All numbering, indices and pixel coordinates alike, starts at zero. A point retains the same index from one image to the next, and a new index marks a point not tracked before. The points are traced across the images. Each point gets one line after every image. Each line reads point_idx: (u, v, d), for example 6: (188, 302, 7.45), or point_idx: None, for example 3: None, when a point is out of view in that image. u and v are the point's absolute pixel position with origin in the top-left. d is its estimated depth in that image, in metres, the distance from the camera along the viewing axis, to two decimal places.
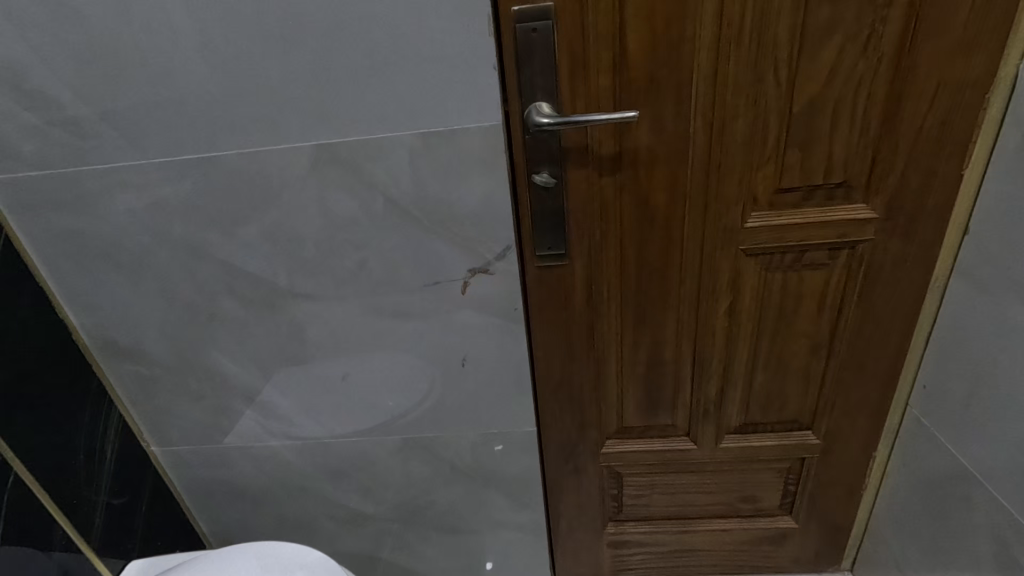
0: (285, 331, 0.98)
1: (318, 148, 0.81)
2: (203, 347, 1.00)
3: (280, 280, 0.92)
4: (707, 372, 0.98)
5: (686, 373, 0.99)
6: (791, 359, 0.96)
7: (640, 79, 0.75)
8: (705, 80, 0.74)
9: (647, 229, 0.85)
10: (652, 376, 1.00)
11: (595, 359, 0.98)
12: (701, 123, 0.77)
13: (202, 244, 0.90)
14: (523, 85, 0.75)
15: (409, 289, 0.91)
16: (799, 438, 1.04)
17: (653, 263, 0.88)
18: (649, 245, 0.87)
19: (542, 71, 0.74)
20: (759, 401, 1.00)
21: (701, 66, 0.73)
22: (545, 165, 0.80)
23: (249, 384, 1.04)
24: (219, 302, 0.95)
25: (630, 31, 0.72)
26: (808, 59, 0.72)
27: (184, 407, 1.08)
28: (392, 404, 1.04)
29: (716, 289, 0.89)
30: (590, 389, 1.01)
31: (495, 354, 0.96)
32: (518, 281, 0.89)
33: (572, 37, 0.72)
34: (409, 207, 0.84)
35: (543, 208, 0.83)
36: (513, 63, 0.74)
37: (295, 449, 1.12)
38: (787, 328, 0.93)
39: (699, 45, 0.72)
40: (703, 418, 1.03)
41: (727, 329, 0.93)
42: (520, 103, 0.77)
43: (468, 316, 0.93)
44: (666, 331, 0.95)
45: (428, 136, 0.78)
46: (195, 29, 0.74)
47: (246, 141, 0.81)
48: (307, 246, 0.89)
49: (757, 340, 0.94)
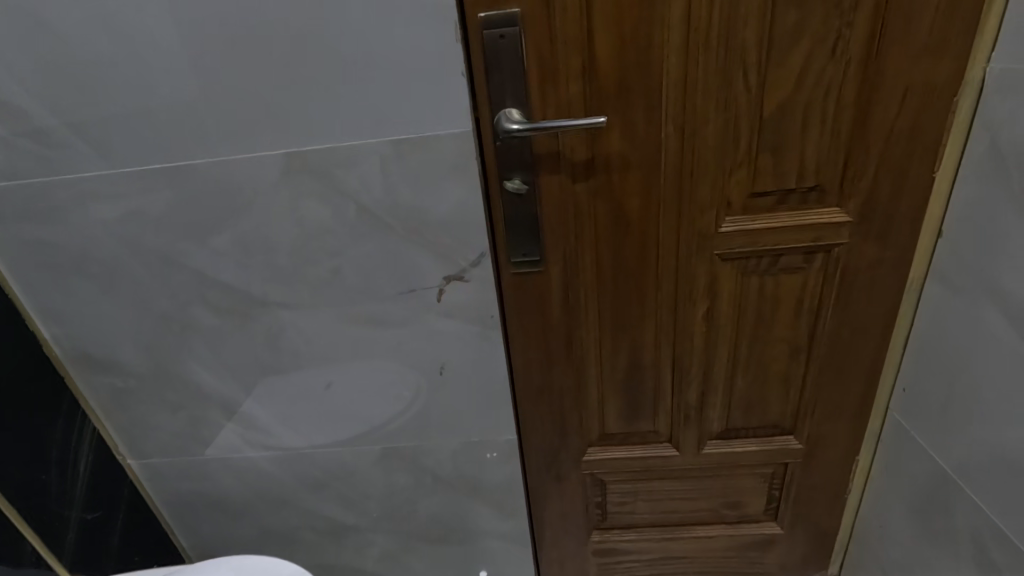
0: (260, 341, 0.97)
1: (288, 156, 0.80)
2: (177, 358, 0.99)
3: (254, 289, 0.91)
4: (687, 377, 0.97)
5: (666, 378, 0.98)
6: (770, 364, 0.95)
7: (609, 86, 0.74)
8: (675, 86, 0.74)
9: (622, 235, 0.85)
10: (633, 382, 0.99)
11: (574, 366, 0.97)
12: (672, 128, 0.77)
13: (175, 254, 0.89)
14: (492, 92, 0.75)
15: (385, 298, 0.91)
16: (781, 443, 1.03)
17: (629, 269, 0.88)
18: (625, 250, 0.86)
19: (510, 76, 0.74)
20: (739, 406, 1.00)
21: (670, 71, 0.73)
22: (517, 171, 0.79)
23: (226, 394, 1.03)
24: (193, 312, 0.94)
25: (598, 37, 0.72)
26: (776, 64, 0.72)
27: (160, 418, 1.06)
28: (371, 413, 1.03)
29: (693, 293, 0.89)
30: (570, 396, 1.00)
31: (473, 362, 0.96)
32: (493, 288, 0.88)
33: (540, 43, 0.72)
34: (382, 215, 0.83)
35: (516, 215, 0.83)
36: (481, 69, 0.74)
37: (274, 460, 1.11)
38: (766, 332, 0.92)
39: (667, 50, 0.72)
40: (684, 425, 1.02)
41: (706, 334, 0.93)
42: (490, 109, 0.76)
43: (445, 324, 0.92)
44: (645, 337, 0.94)
45: (398, 143, 0.77)
46: (162, 39, 0.74)
47: (216, 150, 0.81)
48: (280, 254, 0.88)
49: (736, 344, 0.94)
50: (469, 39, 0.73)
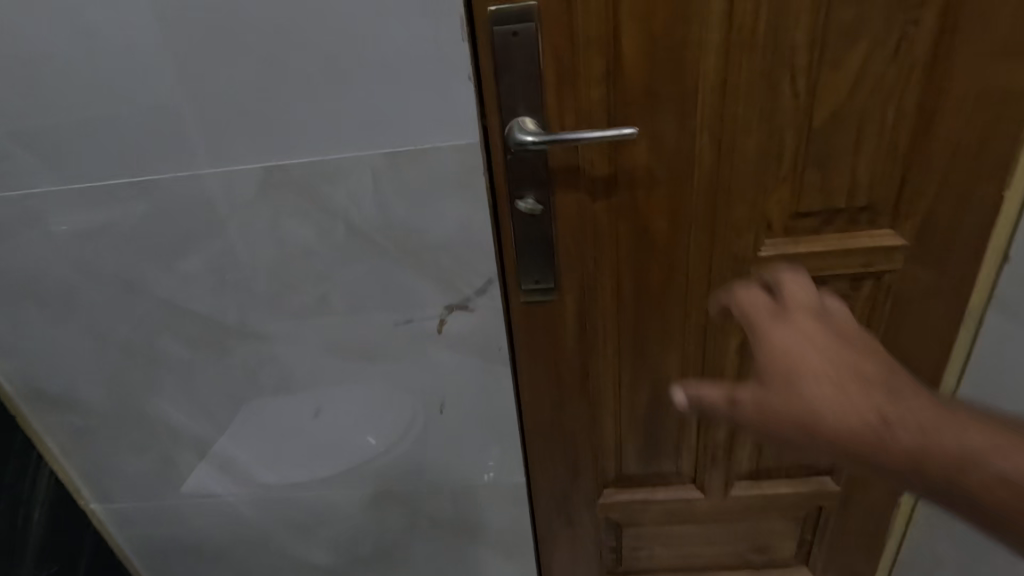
0: (237, 375, 0.86)
1: (266, 170, 0.70)
2: (144, 394, 0.88)
3: (229, 319, 0.81)
4: (715, 414, 0.87)
5: (692, 416, 0.88)
6: None
7: (637, 92, 0.65)
8: (712, 91, 0.64)
9: (647, 259, 0.75)
10: (655, 420, 0.89)
11: (590, 402, 0.87)
12: (707, 140, 0.67)
13: (139, 280, 0.78)
14: (502, 97, 0.65)
15: (378, 329, 0.80)
16: (816, 485, 0.93)
17: (655, 297, 0.78)
18: (649, 276, 0.77)
19: (523, 78, 0.64)
20: (771, 444, 0.90)
21: (708, 75, 0.63)
22: (530, 189, 0.70)
23: (199, 433, 0.92)
24: (160, 343, 0.83)
25: (625, 34, 0.62)
26: (829, 67, 0.62)
27: (125, 459, 0.95)
28: (362, 453, 0.93)
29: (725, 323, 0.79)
30: (584, 434, 0.90)
31: (476, 398, 0.86)
32: (501, 317, 0.78)
33: (559, 41, 0.63)
34: (375, 237, 0.73)
35: (529, 237, 0.73)
36: (489, 70, 0.64)
37: (254, 503, 1.00)
38: None
39: (704, 50, 0.62)
40: (709, 465, 0.92)
41: (737, 367, 0.83)
42: (499, 116, 0.66)
43: (446, 357, 0.82)
44: (669, 371, 0.84)
45: (393, 156, 0.67)
46: (117, 35, 0.63)
47: (183, 162, 0.70)
48: (259, 280, 0.78)
49: None
50: (475, 36, 0.63)
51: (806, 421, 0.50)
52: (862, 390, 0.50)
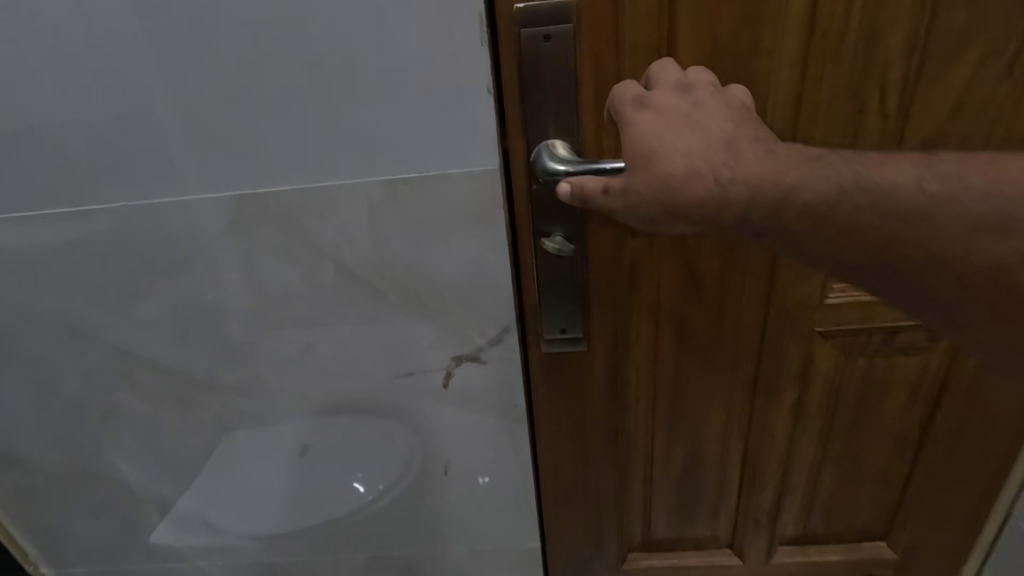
0: (207, 431, 0.74)
1: (240, 200, 0.58)
2: (98, 452, 0.75)
3: (197, 369, 0.68)
4: (761, 476, 0.76)
5: (734, 477, 0.77)
6: (868, 460, 0.75)
7: None
8: (783, 112, 0.53)
9: (693, 305, 0.64)
10: (691, 481, 0.77)
11: (618, 462, 0.76)
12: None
13: (88, 325, 0.66)
14: (529, 115, 0.53)
15: (373, 381, 0.68)
16: (870, 552, 0.82)
17: (700, 347, 0.67)
18: (695, 324, 0.65)
19: (556, 94, 0.52)
20: (822, 507, 0.79)
21: (781, 90, 0.52)
22: (558, 224, 0.58)
23: (163, 495, 0.79)
24: (116, 396, 0.71)
25: (681, 43, 0.51)
26: (929, 84, 0.51)
27: (77, 522, 0.82)
28: (337, 515, 0.79)
29: (781, 377, 0.68)
30: (609, 497, 0.79)
31: (487, 458, 0.74)
32: (519, 370, 0.66)
33: (600, 49, 0.51)
34: (370, 278, 0.61)
35: (556, 281, 0.61)
36: (514, 84, 0.53)
37: (228, 570, 0.87)
38: (867, 424, 0.71)
39: (778, 61, 0.51)
40: (750, 529, 0.81)
41: (790, 425, 0.72)
42: (525, 138, 0.55)
43: (453, 412, 0.70)
44: (710, 430, 0.73)
45: (394, 184, 0.56)
46: (59, 37, 0.52)
47: (139, 189, 0.58)
48: (231, 327, 0.65)
49: (827, 438, 0.73)
50: (498, 40, 0.51)
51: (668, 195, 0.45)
52: (706, 155, 0.44)
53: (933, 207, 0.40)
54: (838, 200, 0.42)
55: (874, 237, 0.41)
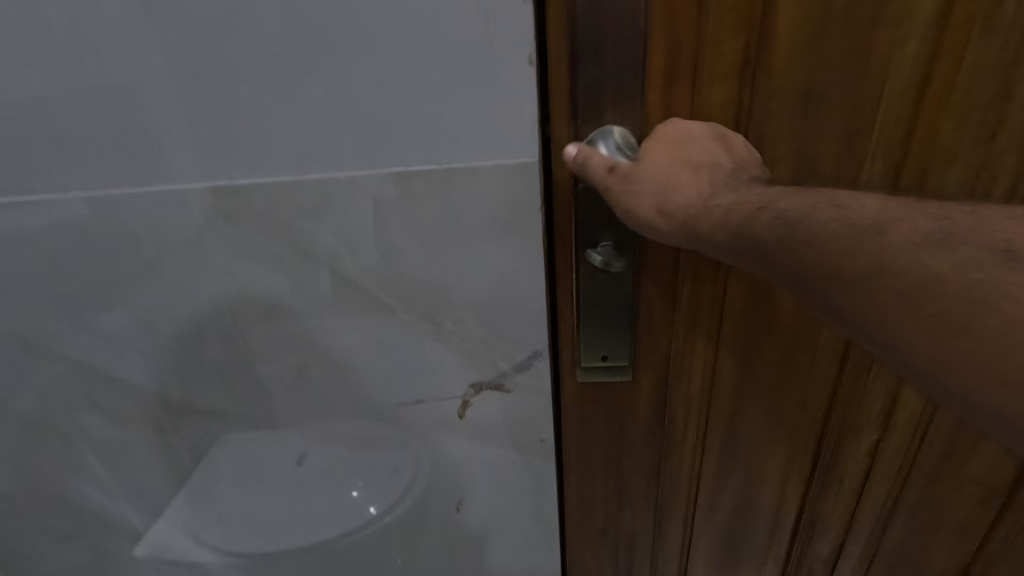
0: (185, 458, 0.64)
1: (217, 194, 0.47)
2: (62, 477, 0.66)
3: (171, 391, 0.58)
4: (820, 517, 0.67)
5: (788, 519, 0.67)
6: (947, 510, 0.64)
7: (791, 91, 0.44)
8: (901, 99, 0.44)
9: (763, 333, 0.54)
10: (738, 523, 0.68)
11: (656, 500, 0.67)
12: (880, 171, 0.47)
13: (40, 337, 0.56)
14: (581, 98, 0.44)
15: (376, 410, 0.58)
16: None
17: (768, 381, 0.57)
18: (763, 355, 0.55)
19: (614, 71, 0.43)
20: (887, 557, 0.70)
21: (905, 68, 0.43)
22: (606, 233, 0.48)
23: (139, 523, 0.70)
24: (79, 417, 0.61)
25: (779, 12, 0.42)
26: None
27: (41, 549, 0.73)
28: (319, 540, 0.69)
29: (859, 418, 0.59)
30: (644, 536, 0.70)
31: (506, 493, 0.65)
32: (548, 400, 0.57)
33: (678, 18, 0.42)
34: (376, 291, 0.51)
35: (600, 299, 0.52)
36: (562, 59, 0.43)
37: None
38: (951, 470, 0.61)
39: (905, 34, 0.42)
40: (802, 571, 0.73)
41: (861, 465, 0.63)
42: (571, 127, 0.45)
43: (468, 444, 0.61)
44: (768, 473, 0.63)
45: (408, 177, 0.46)
46: None
47: (91, 179, 0.47)
48: (209, 343, 0.55)
49: (900, 481, 0.63)
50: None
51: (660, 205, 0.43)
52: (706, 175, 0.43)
53: (890, 227, 0.35)
54: (806, 213, 0.37)
55: (843, 258, 0.35)
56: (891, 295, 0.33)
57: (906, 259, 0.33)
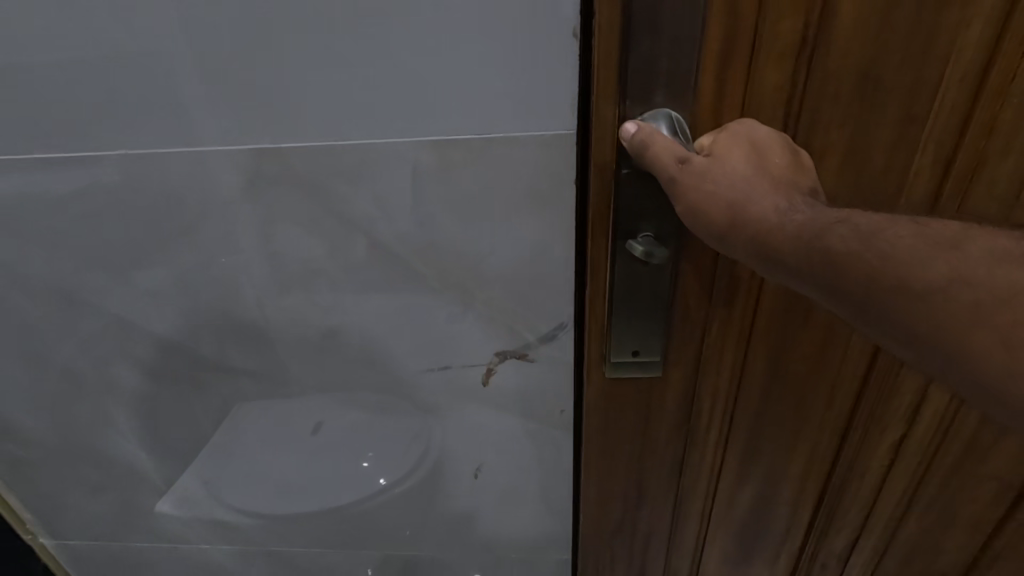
0: (214, 416, 0.66)
1: (259, 156, 0.48)
2: (97, 429, 0.69)
3: (205, 349, 0.60)
4: (841, 513, 0.69)
5: (806, 513, 0.69)
6: (964, 507, 0.66)
7: (849, 77, 0.44)
8: (960, 86, 0.44)
9: (795, 328, 0.55)
10: (756, 515, 0.69)
11: (676, 493, 0.67)
12: (932, 161, 0.47)
13: (84, 292, 0.58)
14: (631, 74, 0.42)
15: (401, 374, 0.60)
16: None
17: (798, 376, 0.58)
18: (796, 352, 0.56)
19: (667, 46, 0.42)
20: (899, 551, 0.72)
21: (966, 58, 0.43)
22: (644, 224, 0.47)
23: (166, 476, 0.73)
24: (116, 370, 0.63)
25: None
26: None
27: (75, 497, 0.76)
28: (338, 502, 0.72)
29: (887, 412, 0.60)
30: (660, 527, 0.70)
31: (522, 462, 0.67)
32: (569, 371, 0.58)
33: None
34: (407, 256, 0.52)
35: (635, 292, 0.50)
36: (614, 33, 0.41)
37: (234, 556, 0.82)
38: (971, 467, 0.62)
39: (971, 16, 0.41)
40: (815, 566, 0.75)
41: (884, 464, 0.64)
42: (617, 107, 0.44)
43: (489, 413, 0.63)
44: (791, 464, 0.65)
45: (446, 145, 0.46)
46: None
47: (140, 138, 0.49)
48: (244, 304, 0.57)
49: (920, 477, 0.65)
50: None
51: (733, 206, 0.40)
52: (780, 187, 0.41)
53: (965, 241, 0.35)
54: (880, 227, 0.36)
55: (914, 266, 0.34)
56: (971, 303, 0.32)
57: (986, 273, 0.33)
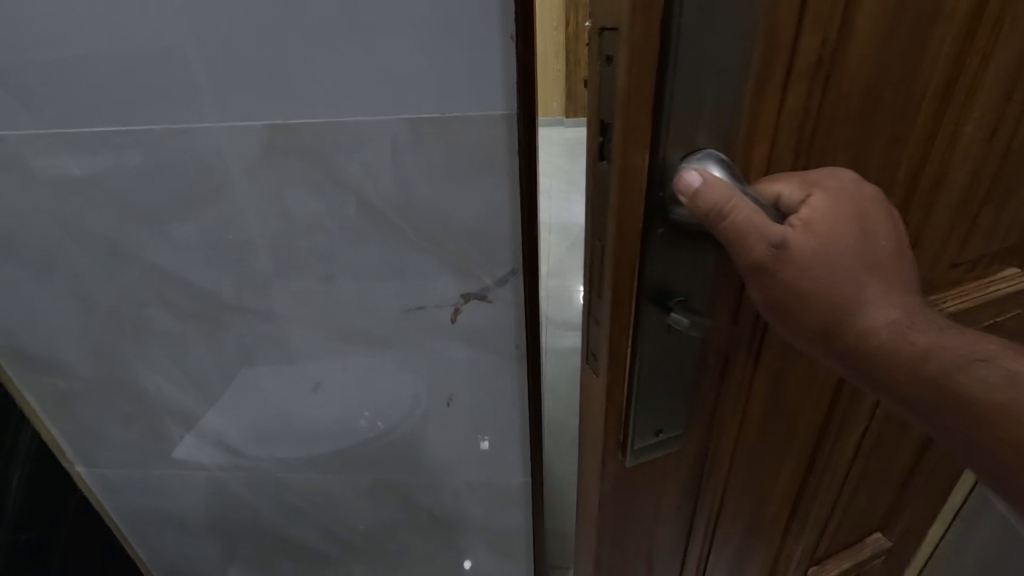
0: (232, 353, 0.80)
1: (271, 131, 0.61)
2: (132, 364, 0.82)
3: (225, 293, 0.74)
4: (816, 498, 0.83)
5: (790, 504, 0.81)
6: (893, 467, 0.87)
7: (854, 96, 0.49)
8: (935, 94, 0.52)
9: (786, 357, 0.64)
10: (754, 521, 0.79)
11: (695, 513, 0.74)
12: (905, 170, 0.56)
13: (127, 241, 0.71)
14: (661, 121, 0.43)
15: (385, 315, 0.74)
16: (874, 544, 0.97)
17: (792, 392, 0.68)
18: (792, 372, 0.66)
19: (697, 81, 0.42)
20: (849, 513, 0.89)
21: (936, 83, 0.51)
22: (676, 294, 0.52)
23: (190, 408, 0.86)
24: (151, 311, 0.77)
25: (860, 13, 0.45)
26: None
27: (110, 426, 0.90)
28: (335, 427, 0.87)
29: (854, 414, 0.76)
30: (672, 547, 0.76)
31: (486, 394, 0.81)
32: (521, 312, 0.72)
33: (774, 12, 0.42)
34: (383, 208, 0.65)
35: (666, 348, 0.55)
36: (648, 63, 0.41)
37: (247, 484, 0.96)
38: (898, 436, 0.83)
39: (942, 44, 0.49)
40: (791, 550, 0.88)
41: (853, 451, 0.80)
42: (646, 152, 0.44)
43: (457, 350, 0.76)
44: (784, 466, 0.76)
45: (419, 122, 0.60)
46: None
47: (178, 115, 0.62)
48: (258, 254, 0.70)
49: (871, 454, 0.83)
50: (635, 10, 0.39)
51: (817, 290, 0.43)
52: (885, 284, 0.43)
53: None
54: None
55: None
56: None
57: None
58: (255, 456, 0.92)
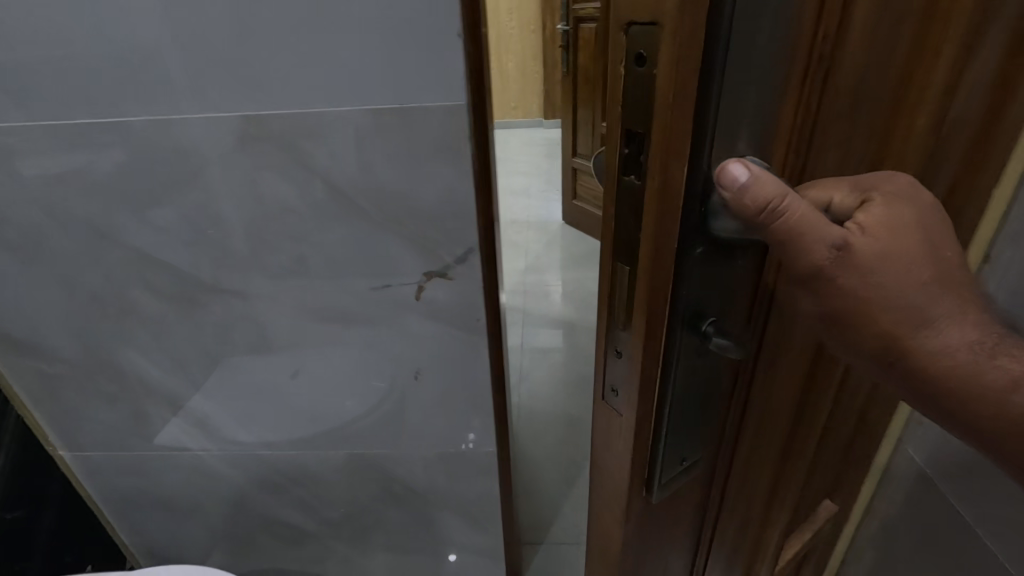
0: (211, 333, 0.85)
1: (245, 121, 0.67)
2: (115, 346, 0.87)
3: (203, 274, 0.79)
4: (785, 476, 0.88)
5: (766, 486, 0.86)
6: (841, 439, 0.95)
7: (845, 92, 0.50)
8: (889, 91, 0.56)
9: (774, 354, 0.66)
10: (742, 509, 0.83)
11: (701, 516, 0.75)
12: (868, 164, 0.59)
13: (108, 226, 0.76)
14: (703, 132, 0.42)
15: (354, 293, 0.79)
16: (823, 512, 1.06)
17: (779, 383, 0.71)
18: (779, 367, 0.68)
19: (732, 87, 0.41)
20: (810, 488, 0.96)
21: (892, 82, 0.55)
22: (706, 312, 0.51)
23: (171, 388, 0.91)
24: (133, 293, 0.81)
25: (855, 13, 0.46)
26: (959, 102, 0.62)
27: (93, 408, 0.94)
28: (309, 404, 0.92)
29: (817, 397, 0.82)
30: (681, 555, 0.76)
31: (451, 367, 0.87)
32: (480, 289, 0.78)
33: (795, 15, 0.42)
34: (346, 188, 0.71)
35: (695, 362, 0.54)
36: (690, 69, 0.39)
37: (228, 463, 1.00)
38: (845, 411, 0.91)
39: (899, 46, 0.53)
40: (763, 527, 0.93)
41: (817, 430, 0.86)
42: (686, 166, 0.43)
43: (423, 325, 0.82)
44: (766, 455, 0.79)
45: (380, 112, 0.66)
46: None
47: (157, 107, 0.67)
48: (233, 236, 0.76)
49: (828, 431, 0.90)
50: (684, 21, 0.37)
51: (879, 303, 0.45)
52: (944, 300, 0.46)
53: None
54: None
55: None
56: None
57: None
58: (233, 433, 0.96)
